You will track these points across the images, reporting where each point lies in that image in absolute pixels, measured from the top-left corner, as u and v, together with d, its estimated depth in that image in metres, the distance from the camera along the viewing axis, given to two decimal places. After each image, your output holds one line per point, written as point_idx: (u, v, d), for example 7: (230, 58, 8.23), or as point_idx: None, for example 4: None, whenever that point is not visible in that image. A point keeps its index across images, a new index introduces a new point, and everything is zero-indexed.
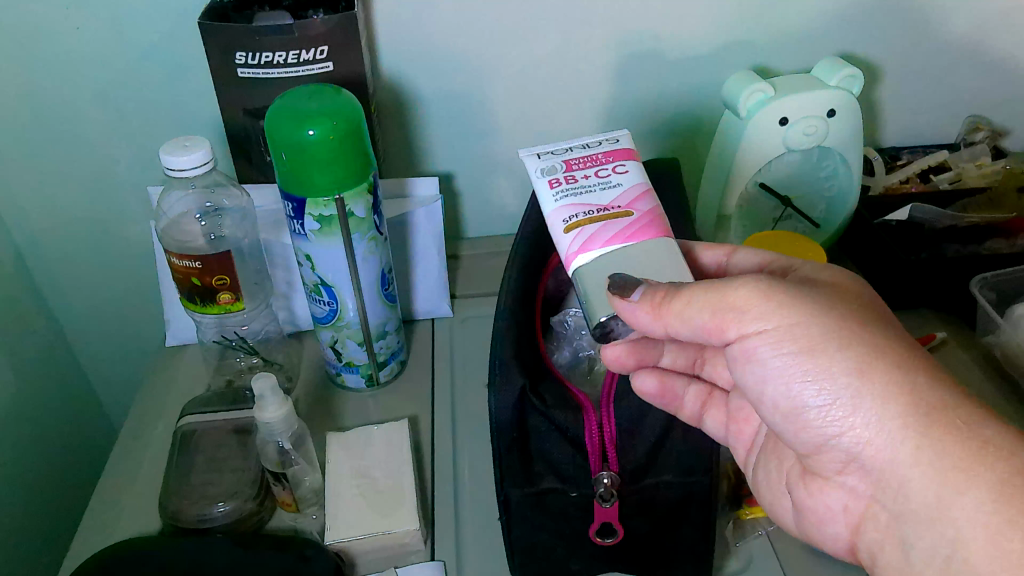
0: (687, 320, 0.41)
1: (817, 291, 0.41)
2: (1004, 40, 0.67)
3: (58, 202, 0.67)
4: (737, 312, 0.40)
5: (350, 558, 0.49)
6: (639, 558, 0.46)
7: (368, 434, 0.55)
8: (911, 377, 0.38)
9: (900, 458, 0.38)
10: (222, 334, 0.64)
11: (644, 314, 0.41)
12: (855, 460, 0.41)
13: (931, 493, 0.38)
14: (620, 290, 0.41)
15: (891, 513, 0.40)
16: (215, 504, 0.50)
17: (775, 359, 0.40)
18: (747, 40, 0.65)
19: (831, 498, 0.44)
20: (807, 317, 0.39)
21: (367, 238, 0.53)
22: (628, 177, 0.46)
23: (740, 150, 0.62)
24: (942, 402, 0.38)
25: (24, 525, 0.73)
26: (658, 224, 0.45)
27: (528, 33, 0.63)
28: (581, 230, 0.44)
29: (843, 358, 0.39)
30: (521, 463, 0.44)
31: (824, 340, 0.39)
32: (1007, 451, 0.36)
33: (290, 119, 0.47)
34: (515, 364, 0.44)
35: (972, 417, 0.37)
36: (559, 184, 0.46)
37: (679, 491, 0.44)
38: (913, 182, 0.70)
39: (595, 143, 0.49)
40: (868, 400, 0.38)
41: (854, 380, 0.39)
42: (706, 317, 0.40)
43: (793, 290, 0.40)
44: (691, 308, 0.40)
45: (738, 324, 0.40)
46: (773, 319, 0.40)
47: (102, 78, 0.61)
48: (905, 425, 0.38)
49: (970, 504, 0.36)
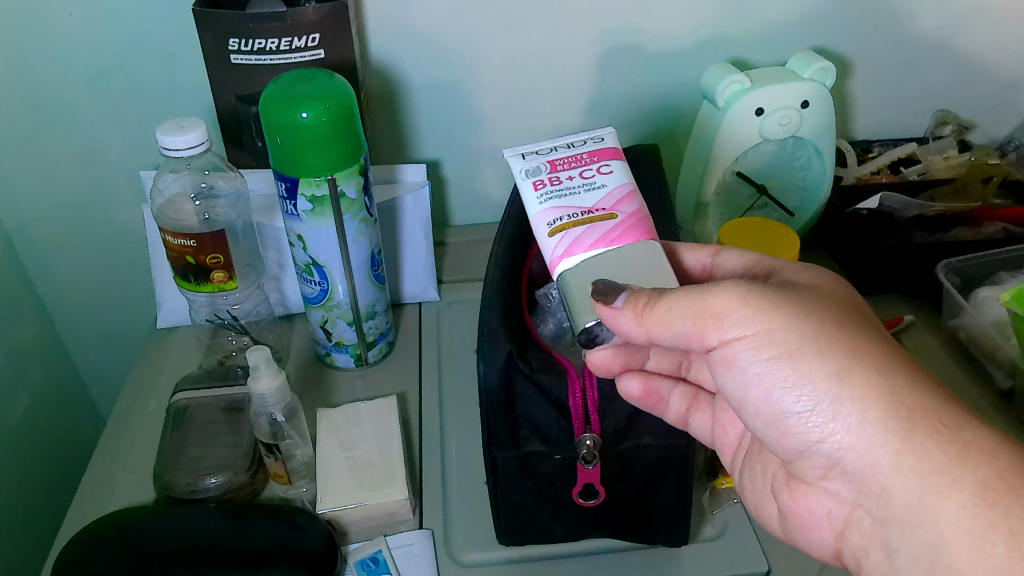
0: (669, 326, 0.42)
1: (798, 296, 0.42)
2: (969, 37, 0.70)
3: (48, 185, 0.68)
4: (717, 318, 0.41)
5: (341, 527, 0.50)
6: (620, 522, 0.48)
7: (356, 411, 0.57)
8: (889, 380, 0.39)
9: (881, 464, 0.39)
10: (214, 312, 0.67)
11: (627, 319, 0.42)
12: (836, 465, 0.42)
13: (913, 496, 0.39)
14: (604, 297, 0.42)
15: (875, 518, 0.41)
16: (207, 476, 0.52)
17: (755, 365, 0.42)
18: (725, 35, 0.67)
19: (816, 503, 0.45)
20: (784, 323, 0.41)
21: (358, 219, 0.55)
22: (613, 178, 0.48)
23: (716, 140, 0.65)
24: (923, 406, 0.39)
25: (14, 505, 0.74)
26: (643, 225, 0.46)
27: (515, 26, 0.65)
28: (565, 234, 0.46)
29: (822, 363, 0.40)
30: (507, 426, 0.46)
31: (800, 348, 0.40)
32: (988, 455, 0.37)
33: (283, 101, 0.48)
34: (503, 331, 0.46)
35: (952, 420, 0.39)
36: (543, 186, 0.47)
37: (658, 453, 0.46)
38: (883, 173, 0.73)
39: (580, 142, 0.50)
40: (846, 404, 0.40)
41: (833, 384, 0.40)
42: (687, 324, 0.42)
43: (772, 295, 0.42)
44: (672, 314, 0.42)
45: (718, 330, 0.41)
46: (753, 324, 0.41)
47: (94, 64, 0.62)
48: (885, 428, 0.39)
49: (952, 508, 0.37)
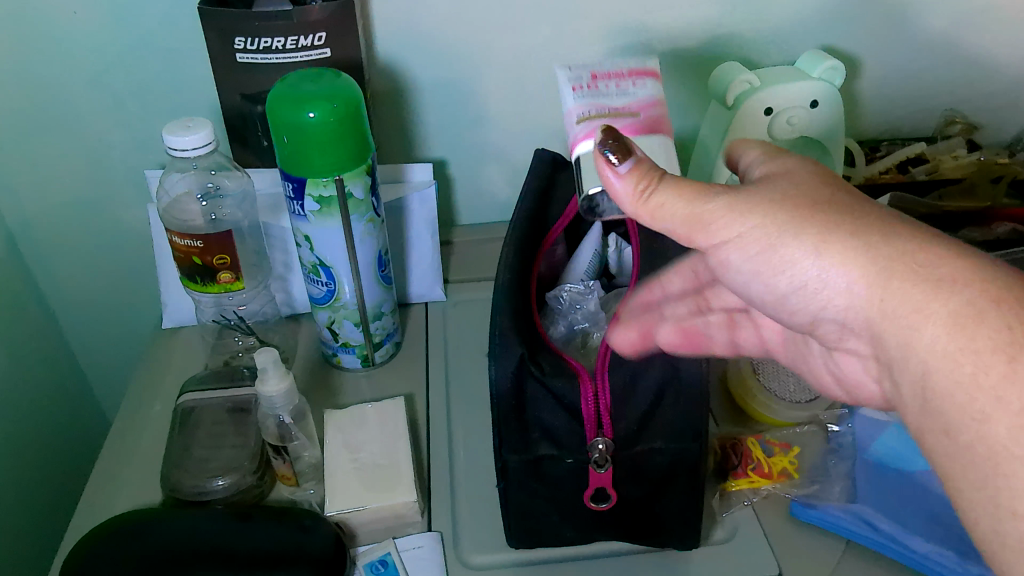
0: (663, 220, 0.41)
1: (775, 182, 0.41)
2: (978, 36, 0.70)
3: (52, 185, 0.68)
4: (706, 225, 0.41)
5: (350, 529, 0.50)
6: (631, 526, 0.48)
7: (363, 412, 0.57)
8: (865, 238, 0.38)
9: (869, 314, 0.38)
10: (220, 313, 0.66)
11: (626, 189, 0.41)
12: (843, 327, 0.41)
13: (896, 330, 0.37)
14: (609, 157, 0.41)
15: (886, 368, 0.40)
16: (214, 478, 0.52)
17: (744, 257, 0.41)
18: (733, 34, 0.67)
19: (850, 363, 0.45)
20: (761, 211, 0.40)
21: (365, 220, 0.55)
22: (645, 91, 0.50)
23: (725, 139, 0.65)
24: (901, 253, 0.37)
25: (18, 506, 0.73)
26: (660, 126, 0.49)
27: (521, 23, 0.64)
28: (590, 123, 0.49)
29: (800, 242, 0.39)
30: (519, 431, 0.45)
31: (778, 233, 0.39)
32: (959, 283, 0.35)
33: (290, 101, 0.48)
34: (514, 334, 0.45)
35: (929, 259, 0.36)
36: (581, 88, 0.50)
37: (670, 456, 0.46)
38: (892, 173, 0.73)
39: (622, 61, 0.53)
40: (827, 269, 0.38)
41: (814, 255, 0.39)
42: (678, 222, 0.41)
43: (755, 190, 0.41)
44: (666, 209, 0.41)
45: (706, 233, 0.41)
46: (740, 223, 0.40)
47: (99, 64, 0.62)
48: (867, 284, 0.38)
49: (928, 338, 0.35)
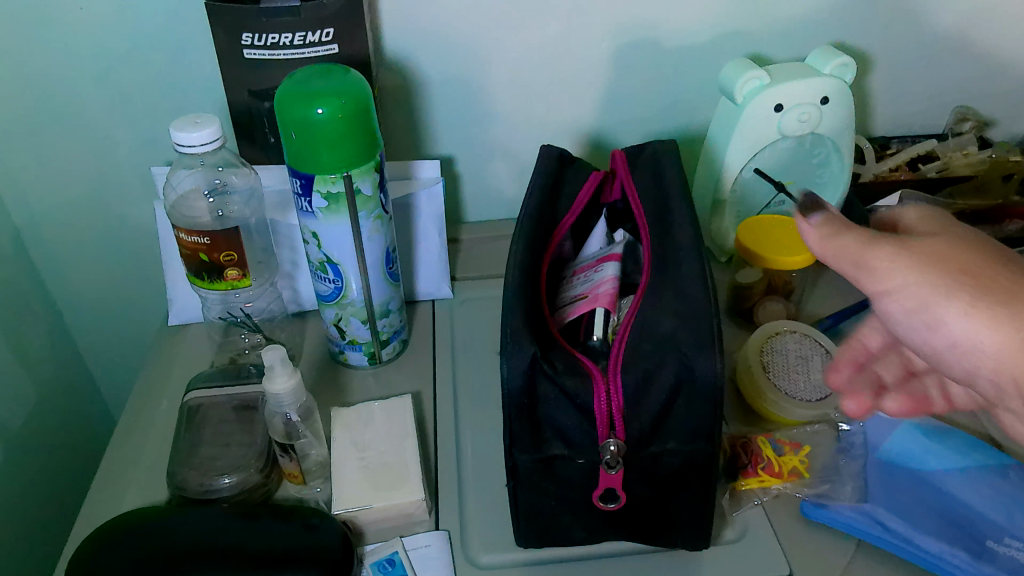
0: (850, 263, 0.36)
1: (945, 239, 0.36)
2: (990, 32, 0.69)
3: (58, 181, 0.68)
4: (874, 276, 0.35)
5: (357, 527, 0.50)
6: (641, 527, 0.48)
7: (370, 411, 0.56)
8: None
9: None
10: (227, 311, 0.66)
11: (815, 238, 0.37)
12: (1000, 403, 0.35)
13: None
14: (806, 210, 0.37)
15: None
16: (220, 476, 0.51)
17: (903, 316, 0.36)
18: (743, 30, 0.66)
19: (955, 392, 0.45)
20: (927, 265, 0.35)
21: (373, 217, 0.54)
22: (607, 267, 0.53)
23: (735, 136, 0.64)
24: None
25: (24, 503, 0.73)
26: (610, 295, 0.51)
27: (531, 19, 0.64)
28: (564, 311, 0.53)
29: (962, 310, 0.34)
30: (530, 430, 0.45)
31: (948, 287, 0.34)
32: None
33: (299, 97, 0.47)
34: (525, 332, 0.44)
35: None
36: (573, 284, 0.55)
37: (681, 458, 0.45)
38: (903, 170, 0.73)
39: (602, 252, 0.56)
40: (991, 341, 0.33)
41: (975, 324, 0.33)
42: (852, 272, 0.36)
43: (924, 247, 0.35)
44: (848, 258, 0.36)
45: (874, 284, 0.36)
46: (905, 278, 0.35)
47: (105, 60, 0.62)
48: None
49: None
